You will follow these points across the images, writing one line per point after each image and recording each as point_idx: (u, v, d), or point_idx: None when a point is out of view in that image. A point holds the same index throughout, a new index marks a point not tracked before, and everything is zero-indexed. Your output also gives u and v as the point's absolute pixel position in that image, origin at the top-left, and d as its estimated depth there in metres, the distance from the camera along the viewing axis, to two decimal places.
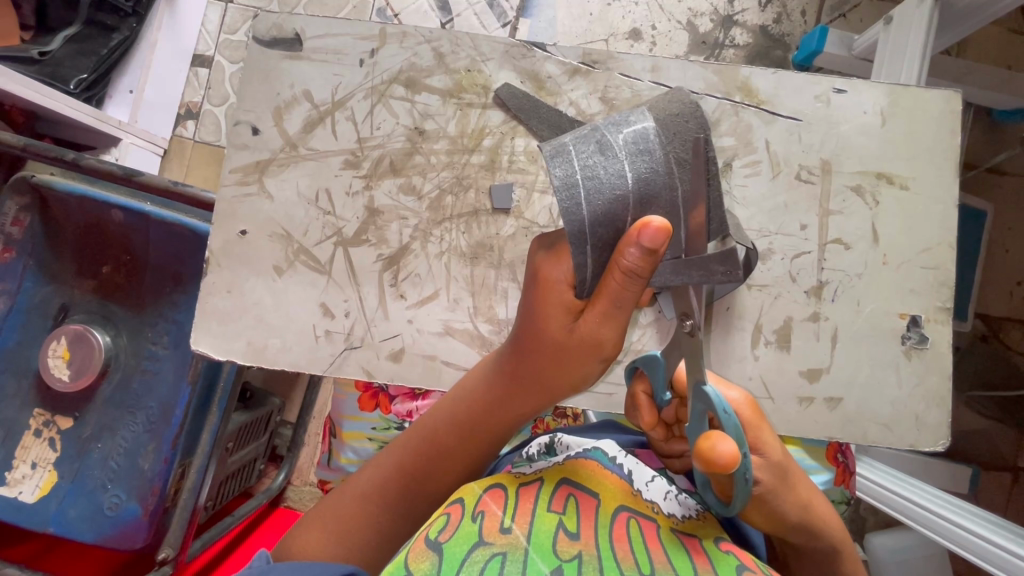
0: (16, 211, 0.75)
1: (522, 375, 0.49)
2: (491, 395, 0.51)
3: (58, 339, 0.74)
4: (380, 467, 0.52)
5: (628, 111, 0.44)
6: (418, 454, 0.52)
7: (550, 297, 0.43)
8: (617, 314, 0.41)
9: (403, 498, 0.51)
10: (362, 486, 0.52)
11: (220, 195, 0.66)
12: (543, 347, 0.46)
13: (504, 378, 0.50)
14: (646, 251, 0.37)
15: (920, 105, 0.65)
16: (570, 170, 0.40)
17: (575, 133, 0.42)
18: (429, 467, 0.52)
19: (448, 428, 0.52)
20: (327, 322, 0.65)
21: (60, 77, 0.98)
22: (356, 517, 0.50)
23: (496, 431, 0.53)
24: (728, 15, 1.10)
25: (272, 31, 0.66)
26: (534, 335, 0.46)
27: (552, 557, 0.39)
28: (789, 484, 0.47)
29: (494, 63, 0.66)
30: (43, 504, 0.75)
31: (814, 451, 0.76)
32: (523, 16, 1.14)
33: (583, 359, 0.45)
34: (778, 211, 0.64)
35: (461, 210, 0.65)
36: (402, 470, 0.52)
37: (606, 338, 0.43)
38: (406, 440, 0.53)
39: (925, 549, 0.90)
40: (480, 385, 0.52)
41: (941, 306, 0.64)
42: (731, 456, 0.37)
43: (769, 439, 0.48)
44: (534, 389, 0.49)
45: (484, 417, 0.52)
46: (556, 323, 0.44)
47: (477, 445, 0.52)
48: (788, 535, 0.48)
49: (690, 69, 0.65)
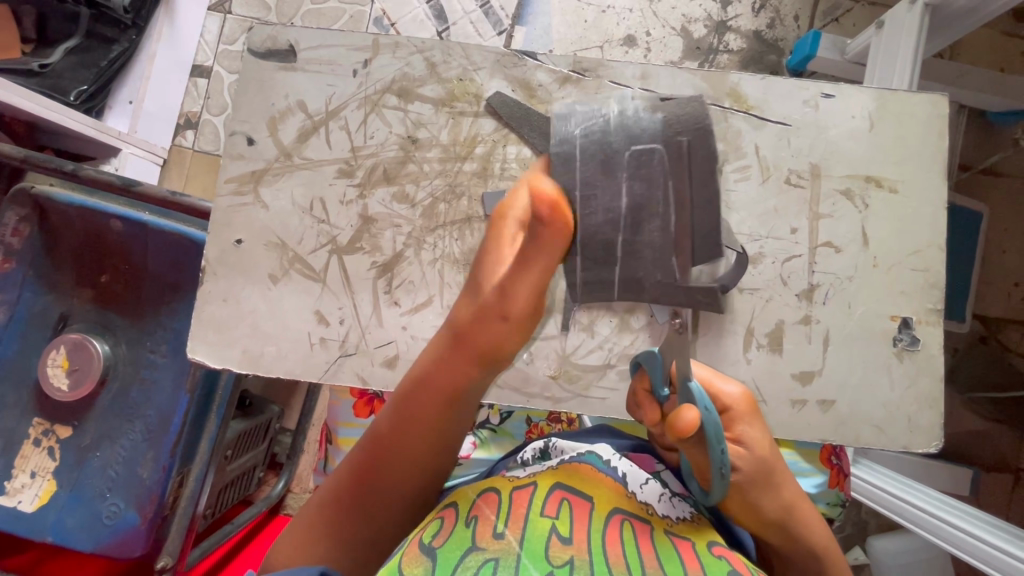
0: (17, 221, 0.76)
1: (463, 348, 0.47)
2: (436, 376, 0.48)
3: (57, 348, 0.75)
4: (345, 471, 0.49)
5: (651, 108, 0.40)
6: (370, 452, 0.49)
7: (494, 254, 0.45)
8: (555, 254, 0.42)
9: (368, 505, 0.48)
10: (323, 491, 0.49)
11: (216, 205, 0.66)
12: (487, 311, 0.45)
13: (449, 354, 0.48)
14: (583, 209, 0.39)
15: (907, 109, 0.65)
16: (569, 183, 0.39)
17: (587, 128, 0.40)
18: (391, 465, 0.48)
19: (397, 418, 0.49)
20: (322, 329, 0.66)
21: (60, 89, 1.00)
22: (320, 523, 0.48)
23: (447, 417, 0.49)
24: (722, 20, 1.11)
25: (267, 42, 0.67)
26: (477, 293, 0.46)
27: (545, 562, 0.39)
28: (772, 483, 0.47)
29: (486, 72, 0.66)
30: (41, 514, 0.76)
31: (809, 454, 0.78)
32: (518, 24, 1.16)
33: (521, 310, 0.44)
34: (768, 215, 0.65)
35: (454, 217, 0.66)
36: (356, 468, 0.49)
37: (541, 283, 0.43)
38: (366, 438, 0.50)
39: (927, 553, 0.90)
40: (433, 377, 0.49)
41: (932, 308, 0.64)
42: (691, 424, 0.39)
43: (758, 434, 0.47)
44: (481, 360, 0.47)
45: (444, 407, 0.49)
46: (499, 278, 0.44)
47: (430, 434, 0.49)
48: (773, 533, 0.49)
49: (680, 76, 0.66)
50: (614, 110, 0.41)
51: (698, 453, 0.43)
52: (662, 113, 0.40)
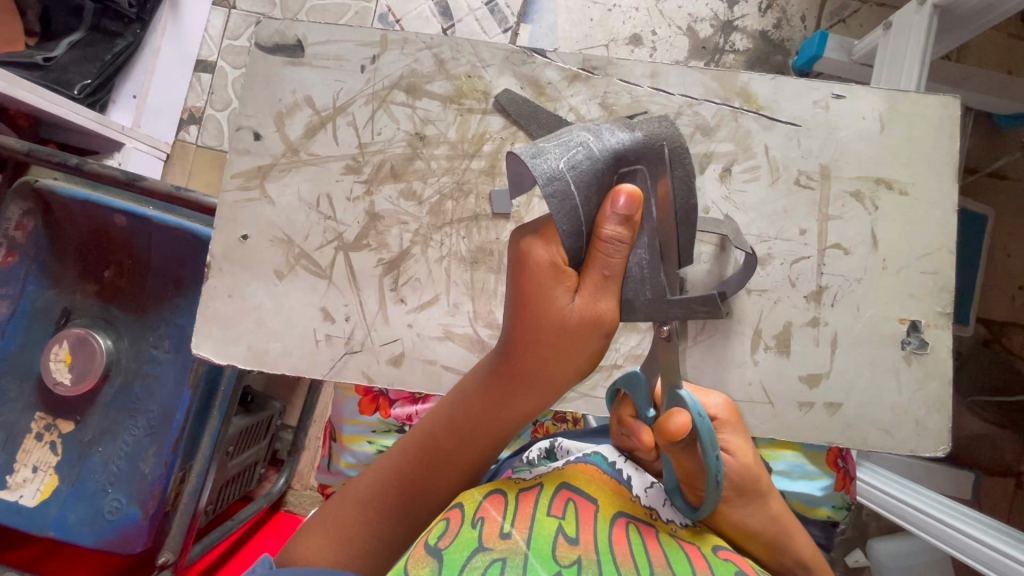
0: (20, 215, 0.75)
1: (522, 375, 0.46)
2: (488, 399, 0.48)
3: (59, 343, 0.74)
4: (380, 474, 0.51)
5: (621, 128, 0.43)
6: (417, 460, 0.50)
7: (543, 285, 0.41)
8: (610, 283, 0.40)
9: (400, 508, 0.49)
10: (359, 491, 0.50)
11: (221, 200, 0.66)
12: (540, 340, 0.43)
13: (503, 380, 0.47)
14: (624, 220, 0.38)
15: (919, 110, 0.65)
16: (576, 219, 0.39)
17: (571, 161, 0.39)
18: (426, 475, 0.50)
19: (448, 434, 0.50)
20: (327, 326, 0.65)
21: (64, 82, 0.99)
22: (355, 523, 0.48)
23: (495, 437, 0.50)
24: (728, 20, 1.11)
25: (275, 37, 0.67)
26: (528, 323, 0.43)
27: (553, 562, 0.39)
28: (764, 488, 0.49)
29: (495, 69, 0.66)
30: (43, 508, 0.75)
31: (814, 456, 0.77)
32: (523, 21, 1.15)
33: (585, 342, 0.42)
34: (777, 216, 0.64)
35: (461, 214, 0.65)
36: (401, 472, 0.50)
37: (603, 313, 0.41)
38: (405, 446, 0.51)
39: (928, 556, 0.89)
40: (472, 394, 0.49)
41: (941, 311, 0.64)
42: (682, 426, 0.40)
43: (742, 443, 0.50)
44: (538, 390, 0.46)
45: (480, 421, 0.49)
46: (554, 309, 0.41)
47: (476, 450, 0.50)
48: (770, 544, 0.49)
49: (689, 75, 0.65)
50: (587, 139, 0.41)
51: (688, 459, 0.43)
52: (639, 131, 0.43)
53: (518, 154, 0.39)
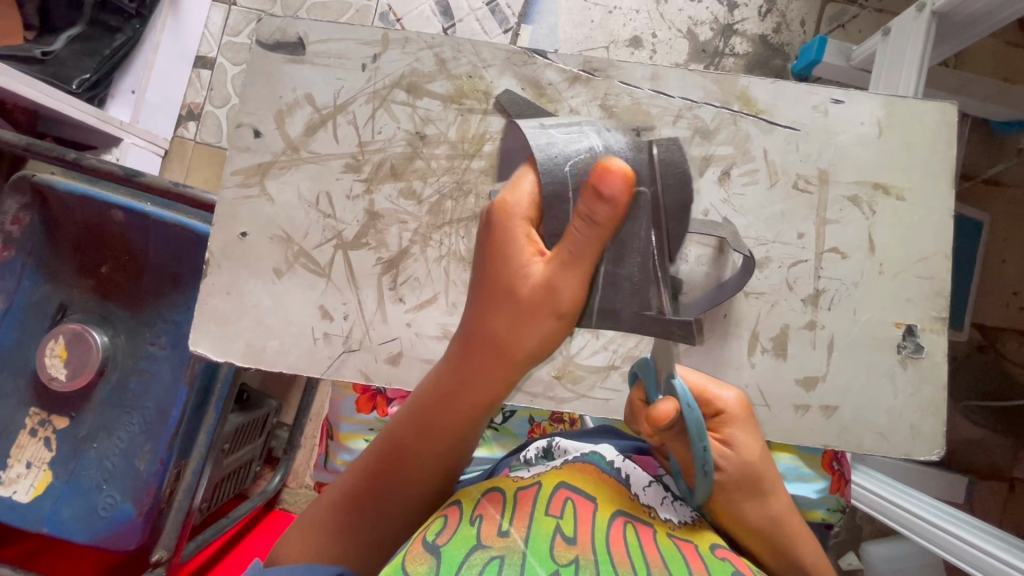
0: (16, 210, 0.76)
1: (479, 364, 0.44)
2: (448, 388, 0.47)
3: (55, 338, 0.74)
4: (351, 475, 0.49)
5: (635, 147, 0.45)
6: (384, 459, 0.49)
7: (505, 252, 0.41)
8: (581, 260, 0.39)
9: (371, 508, 0.48)
10: (332, 493, 0.49)
11: (220, 197, 0.66)
12: (500, 317, 0.42)
13: (460, 367, 0.46)
14: (611, 200, 0.37)
15: (916, 116, 0.65)
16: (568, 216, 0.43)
17: (575, 165, 0.44)
18: (393, 474, 0.48)
19: (411, 431, 0.48)
20: (326, 324, 0.65)
21: (62, 76, 0.99)
22: (326, 525, 0.47)
23: (459, 430, 0.48)
24: (728, 24, 1.11)
25: (276, 34, 0.66)
26: (488, 302, 0.42)
27: (550, 562, 0.39)
28: (764, 489, 0.49)
29: (496, 70, 0.66)
30: (36, 504, 0.75)
31: (810, 460, 0.78)
32: (524, 22, 1.15)
33: (539, 320, 0.41)
34: (775, 220, 0.65)
35: (461, 215, 0.65)
36: (369, 474, 0.49)
37: (563, 288, 0.40)
38: (372, 446, 0.50)
39: (922, 559, 0.90)
40: (433, 386, 0.48)
41: (937, 316, 0.64)
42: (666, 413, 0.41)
43: (753, 440, 0.50)
44: (499, 375, 0.44)
45: (441, 412, 0.47)
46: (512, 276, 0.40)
47: (442, 444, 0.48)
48: (765, 544, 0.49)
49: (689, 78, 0.66)
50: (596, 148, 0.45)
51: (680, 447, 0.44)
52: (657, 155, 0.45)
53: (526, 138, 0.45)
